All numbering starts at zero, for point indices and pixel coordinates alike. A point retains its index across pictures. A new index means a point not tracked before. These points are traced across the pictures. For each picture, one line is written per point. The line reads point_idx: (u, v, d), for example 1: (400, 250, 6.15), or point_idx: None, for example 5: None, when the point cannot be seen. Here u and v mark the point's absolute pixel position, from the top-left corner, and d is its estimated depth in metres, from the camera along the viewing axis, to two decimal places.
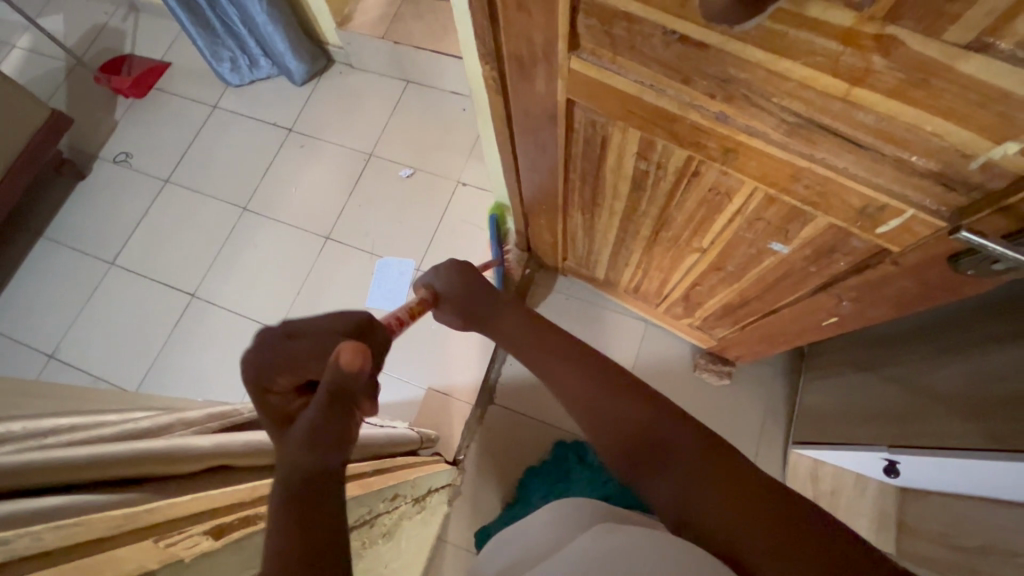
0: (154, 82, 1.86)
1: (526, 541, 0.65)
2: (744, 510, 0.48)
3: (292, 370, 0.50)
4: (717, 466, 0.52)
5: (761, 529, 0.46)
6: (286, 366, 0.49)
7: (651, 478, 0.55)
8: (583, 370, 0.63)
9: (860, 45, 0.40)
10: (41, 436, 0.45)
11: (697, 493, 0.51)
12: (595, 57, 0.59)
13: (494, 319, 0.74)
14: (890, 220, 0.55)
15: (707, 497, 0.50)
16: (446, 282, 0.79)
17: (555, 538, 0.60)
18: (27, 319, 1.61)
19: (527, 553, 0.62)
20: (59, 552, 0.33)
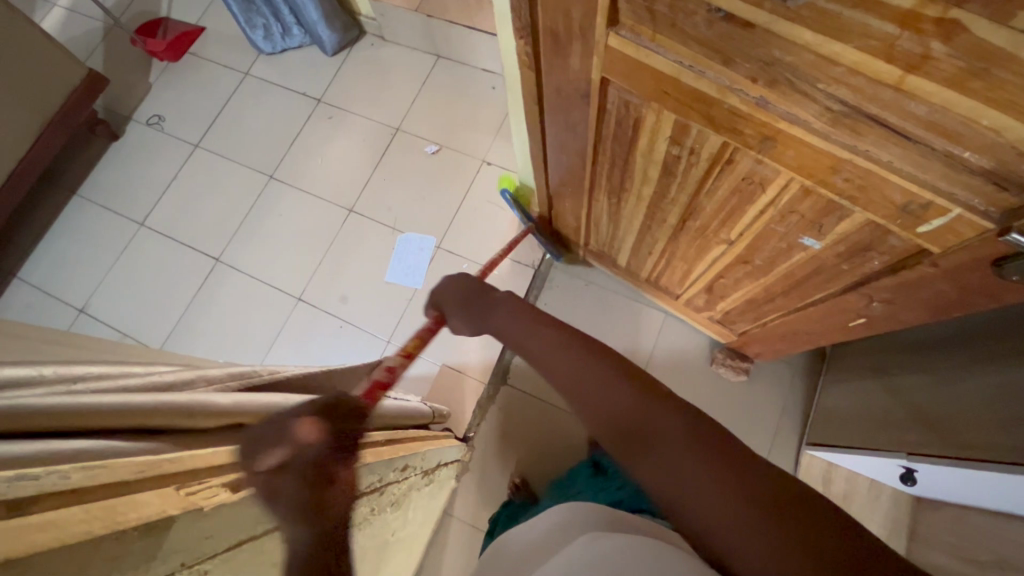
0: (189, 46, 1.88)
1: (536, 541, 0.66)
2: (741, 496, 0.45)
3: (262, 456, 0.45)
4: (705, 457, 0.48)
5: (763, 527, 0.43)
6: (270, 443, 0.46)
7: (640, 464, 0.50)
8: (572, 351, 0.61)
9: (919, 28, 0.38)
10: (70, 382, 0.47)
11: (687, 486, 0.47)
12: (633, 34, 0.57)
13: (491, 311, 0.75)
14: (932, 219, 0.53)
15: (701, 483, 0.46)
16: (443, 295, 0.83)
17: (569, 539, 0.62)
18: (60, 274, 1.67)
19: (538, 551, 0.63)
20: (86, 491, 0.34)
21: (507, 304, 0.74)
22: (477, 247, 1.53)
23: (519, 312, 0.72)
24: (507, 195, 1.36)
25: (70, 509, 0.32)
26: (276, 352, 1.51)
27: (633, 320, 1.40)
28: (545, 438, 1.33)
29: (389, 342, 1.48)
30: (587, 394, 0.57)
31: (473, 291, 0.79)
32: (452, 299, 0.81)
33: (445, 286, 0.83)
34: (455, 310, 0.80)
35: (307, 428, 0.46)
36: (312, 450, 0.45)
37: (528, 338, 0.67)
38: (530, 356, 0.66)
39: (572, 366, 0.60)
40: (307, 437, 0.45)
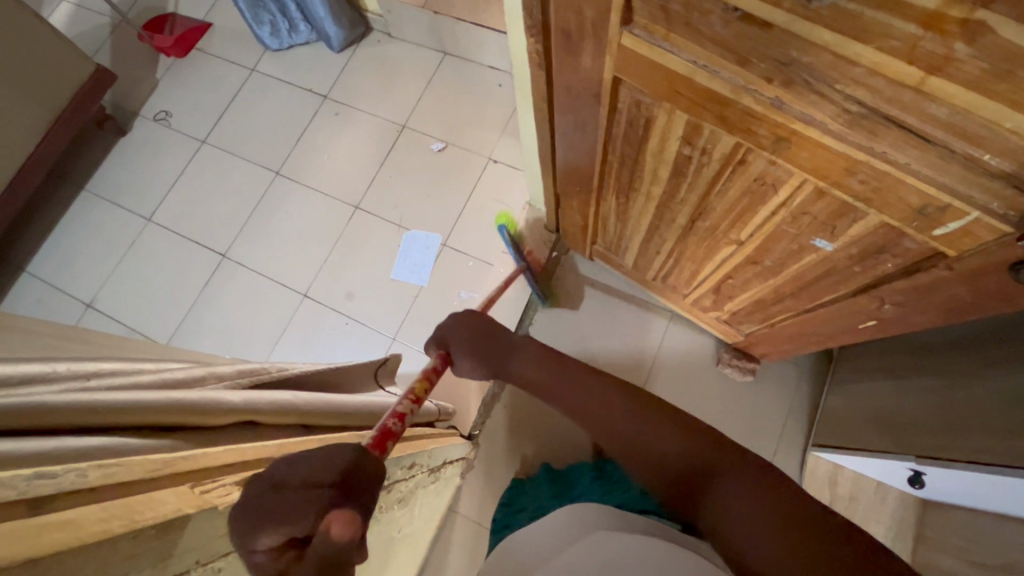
0: (197, 42, 1.88)
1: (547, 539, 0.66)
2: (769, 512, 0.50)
3: (274, 526, 0.39)
4: (734, 480, 0.54)
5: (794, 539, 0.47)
6: (269, 529, 0.39)
7: (687, 499, 0.57)
8: (598, 394, 0.68)
9: (943, 29, 0.38)
10: (84, 378, 0.47)
11: (723, 511, 0.52)
12: (647, 33, 0.57)
13: (510, 353, 0.80)
14: (949, 222, 0.52)
15: (733, 507, 0.52)
16: (451, 335, 0.85)
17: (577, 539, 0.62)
18: (68, 268, 1.68)
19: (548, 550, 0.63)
20: (103, 490, 0.34)
21: (530, 349, 0.80)
22: (483, 245, 1.52)
23: (545, 358, 0.78)
24: (502, 231, 1.37)
25: (87, 507, 0.32)
26: (282, 348, 1.51)
27: (639, 319, 1.40)
28: (551, 437, 1.33)
29: (395, 340, 1.48)
30: (625, 432, 0.63)
31: (488, 330, 0.83)
32: (460, 338, 0.84)
33: (454, 325, 0.86)
34: (466, 348, 0.83)
35: (334, 521, 0.37)
36: (326, 550, 0.37)
37: (560, 383, 0.73)
38: (561, 401, 0.73)
39: (607, 408, 0.67)
40: (331, 532, 0.37)
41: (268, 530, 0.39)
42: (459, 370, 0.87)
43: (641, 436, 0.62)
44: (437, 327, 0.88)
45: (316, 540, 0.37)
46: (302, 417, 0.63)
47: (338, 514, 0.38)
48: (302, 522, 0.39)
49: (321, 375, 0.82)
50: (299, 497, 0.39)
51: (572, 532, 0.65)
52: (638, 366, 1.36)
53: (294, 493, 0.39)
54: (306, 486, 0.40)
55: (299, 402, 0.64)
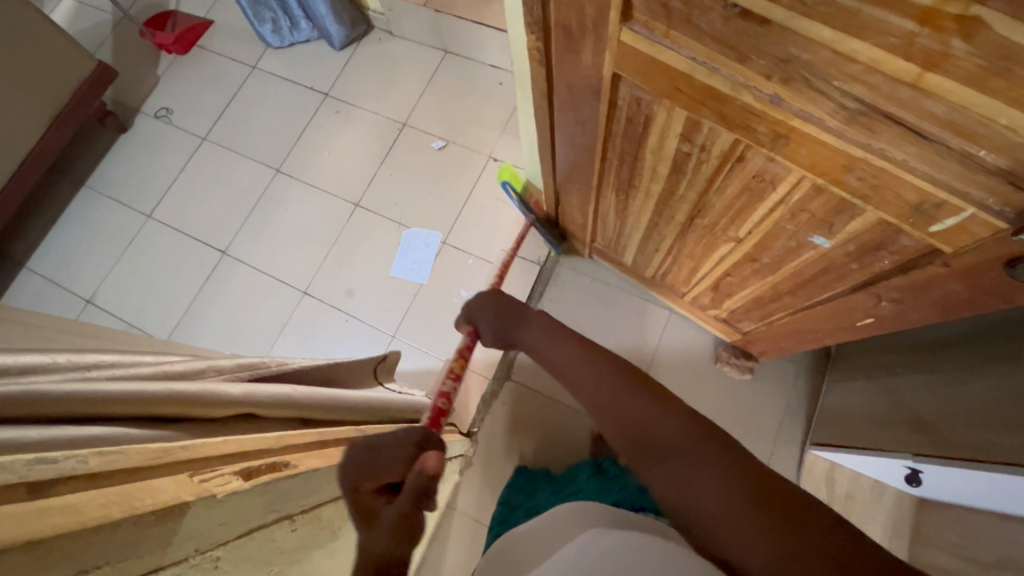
0: (198, 39, 1.88)
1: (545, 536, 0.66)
2: (739, 496, 0.48)
3: (374, 475, 0.57)
4: (708, 459, 0.51)
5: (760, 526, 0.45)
6: (371, 472, 0.57)
7: (654, 471, 0.55)
8: (596, 368, 0.68)
9: (939, 26, 0.38)
10: (85, 369, 0.48)
11: (692, 485, 0.51)
12: (647, 30, 0.57)
13: (523, 329, 0.82)
14: (946, 219, 0.53)
15: (703, 488, 0.50)
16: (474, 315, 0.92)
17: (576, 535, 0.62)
18: (68, 264, 1.68)
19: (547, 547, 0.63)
20: (104, 476, 0.34)
21: (541, 323, 0.81)
22: (482, 242, 1.53)
23: (552, 332, 0.79)
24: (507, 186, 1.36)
25: (88, 493, 0.32)
26: (282, 344, 1.51)
27: (638, 317, 1.40)
28: (550, 435, 1.33)
29: (394, 337, 1.48)
30: (614, 406, 0.62)
31: (506, 307, 0.87)
32: (485, 314, 0.89)
33: (477, 302, 0.92)
34: (488, 324, 0.88)
35: (429, 458, 0.57)
36: (422, 477, 0.56)
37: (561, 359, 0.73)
38: (560, 373, 0.73)
39: (595, 380, 0.66)
40: (425, 467, 0.57)
41: (370, 474, 0.57)
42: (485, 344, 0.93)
43: (626, 409, 0.61)
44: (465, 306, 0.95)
45: (417, 469, 0.56)
46: (302, 410, 0.64)
47: (434, 454, 0.58)
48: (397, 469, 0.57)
49: (320, 370, 0.82)
50: (394, 451, 0.58)
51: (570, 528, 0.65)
52: (636, 364, 1.36)
53: (389, 450, 0.58)
54: (398, 445, 0.58)
55: (299, 395, 0.64)
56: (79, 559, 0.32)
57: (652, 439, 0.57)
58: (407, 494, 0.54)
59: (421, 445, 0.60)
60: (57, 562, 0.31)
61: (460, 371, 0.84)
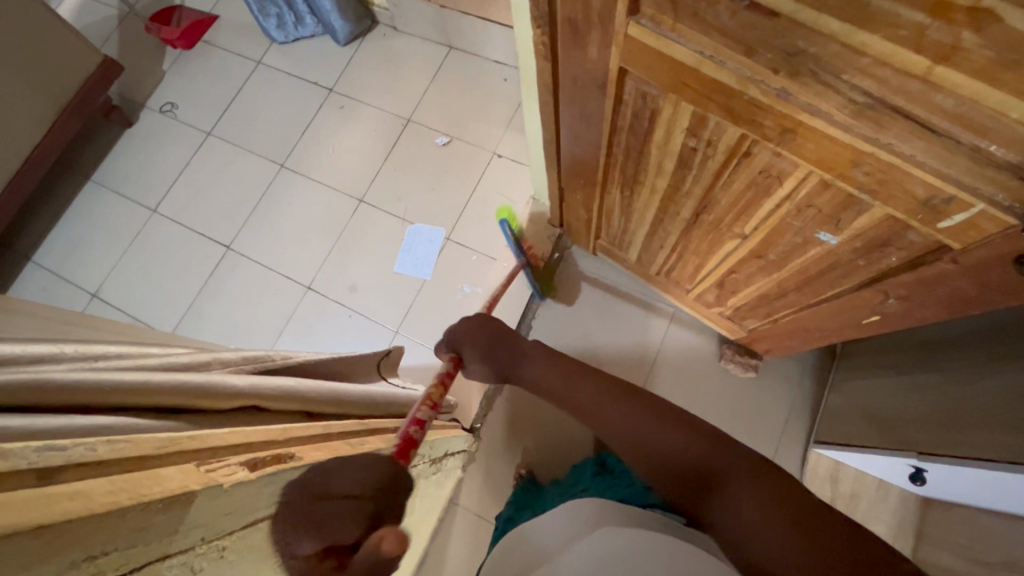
0: (203, 34, 1.88)
1: (549, 535, 0.65)
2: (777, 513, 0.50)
3: (316, 533, 0.47)
4: (748, 480, 0.54)
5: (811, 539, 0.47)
6: (312, 531, 0.47)
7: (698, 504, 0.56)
8: (612, 395, 0.69)
9: (951, 18, 0.38)
10: (91, 359, 0.48)
11: (724, 504, 0.53)
12: (654, 23, 0.56)
13: (523, 358, 0.82)
14: (955, 215, 0.52)
15: (746, 509, 0.51)
16: (463, 341, 0.87)
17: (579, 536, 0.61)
18: (74, 258, 1.69)
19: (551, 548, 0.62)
20: (113, 463, 0.35)
21: (542, 355, 0.82)
22: (486, 239, 1.53)
23: (555, 361, 0.79)
24: (504, 226, 1.31)
25: (98, 478, 0.33)
26: (287, 338, 1.52)
27: (642, 315, 1.40)
28: (552, 431, 1.33)
29: (398, 333, 1.48)
30: (635, 432, 0.63)
31: (499, 336, 0.85)
32: (473, 343, 0.86)
33: (463, 329, 0.88)
34: (477, 353, 0.85)
35: (387, 537, 0.47)
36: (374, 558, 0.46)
37: (568, 388, 0.74)
38: (572, 403, 0.73)
39: (607, 408, 0.68)
40: (382, 547, 0.46)
41: (310, 530, 0.47)
42: (471, 373, 0.89)
43: (645, 435, 0.62)
44: (447, 332, 0.90)
45: (368, 552, 0.46)
46: (305, 404, 0.64)
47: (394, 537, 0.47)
48: (348, 530, 0.48)
49: (324, 364, 0.82)
50: (346, 511, 0.49)
51: (574, 526, 0.65)
52: (640, 361, 1.36)
53: (342, 504, 0.49)
54: (350, 499, 0.50)
55: (303, 388, 0.64)
56: (83, 545, 0.30)
57: (678, 462, 0.59)
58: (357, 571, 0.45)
59: (379, 498, 0.52)
60: (63, 548, 0.29)
61: (439, 396, 0.76)
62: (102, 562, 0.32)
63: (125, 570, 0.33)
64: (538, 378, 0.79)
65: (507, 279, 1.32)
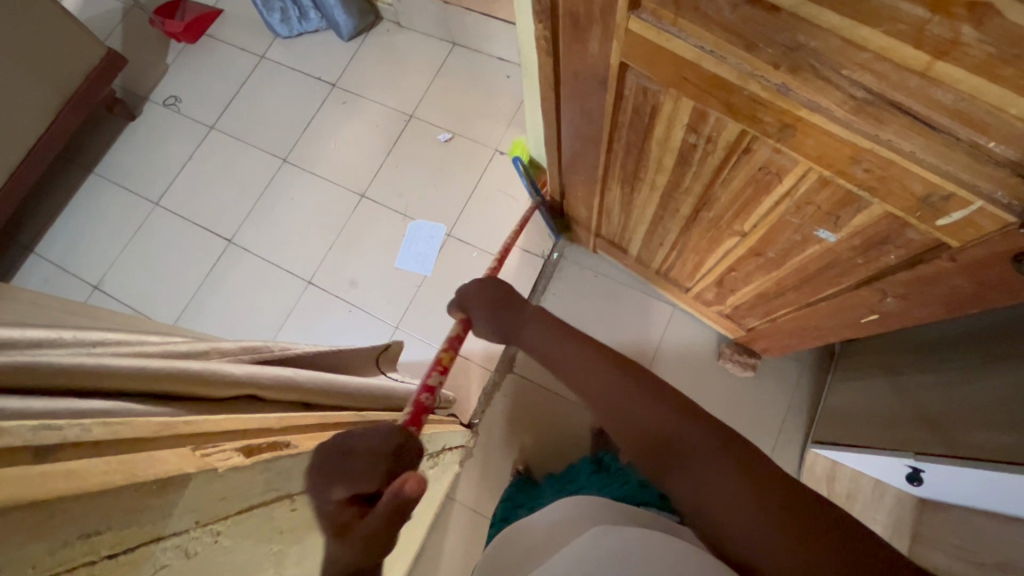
0: (207, 28, 1.88)
1: (542, 531, 0.65)
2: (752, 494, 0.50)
3: (345, 481, 0.51)
4: (726, 461, 0.53)
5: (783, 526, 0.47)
6: (341, 482, 0.51)
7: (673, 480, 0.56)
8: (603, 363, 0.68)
9: (951, 12, 0.38)
10: (88, 345, 0.48)
11: (709, 486, 0.52)
12: (655, 18, 0.56)
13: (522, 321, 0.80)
14: (954, 212, 0.52)
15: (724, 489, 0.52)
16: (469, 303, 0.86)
17: (571, 530, 0.61)
18: (76, 250, 1.69)
19: (543, 543, 0.62)
20: (108, 444, 0.35)
21: (539, 320, 0.79)
22: (487, 236, 1.53)
23: (552, 327, 0.77)
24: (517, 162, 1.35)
25: (90, 459, 0.33)
26: (287, 332, 1.52)
27: (641, 312, 1.40)
28: (550, 427, 1.33)
29: (398, 328, 1.48)
30: (622, 405, 0.63)
31: (502, 299, 0.83)
32: (480, 303, 0.84)
33: (473, 290, 0.86)
34: (482, 313, 0.83)
35: (408, 480, 0.49)
36: (398, 497, 0.49)
37: (567, 356, 0.72)
38: (564, 371, 0.72)
39: (596, 377, 0.67)
40: (404, 488, 0.49)
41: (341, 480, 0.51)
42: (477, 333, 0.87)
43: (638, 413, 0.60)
44: (457, 292, 0.89)
45: (393, 491, 0.49)
46: (303, 394, 0.64)
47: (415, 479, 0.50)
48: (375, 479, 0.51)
49: (322, 355, 0.82)
50: (374, 458, 0.52)
51: (567, 519, 0.65)
52: (638, 360, 1.36)
53: (366, 458, 0.52)
54: (376, 452, 0.53)
55: (300, 377, 0.64)
56: (76, 524, 0.31)
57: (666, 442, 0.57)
58: (382, 512, 0.48)
59: (396, 458, 0.54)
60: (55, 527, 0.30)
61: (449, 363, 0.76)
62: (96, 541, 0.32)
63: (122, 549, 0.34)
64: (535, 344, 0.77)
65: (522, 224, 1.33)
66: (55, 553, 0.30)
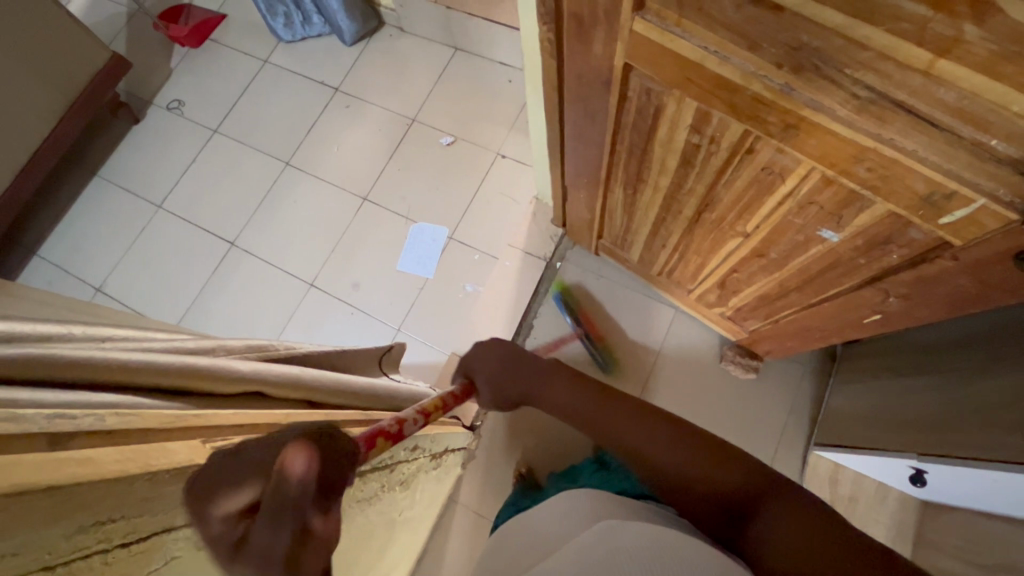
0: (211, 33, 1.90)
1: (545, 521, 0.66)
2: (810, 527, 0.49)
3: (229, 486, 0.34)
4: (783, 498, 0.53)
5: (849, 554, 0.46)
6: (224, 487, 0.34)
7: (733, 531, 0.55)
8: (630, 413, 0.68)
9: (952, 10, 0.38)
10: (98, 340, 0.49)
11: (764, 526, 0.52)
12: (659, 19, 0.57)
13: (540, 378, 0.82)
14: (956, 210, 0.53)
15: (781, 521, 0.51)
16: (476, 366, 0.90)
17: (572, 521, 0.62)
18: (79, 252, 1.70)
19: (545, 533, 0.63)
20: (120, 434, 0.35)
21: (559, 373, 0.81)
22: (489, 239, 1.53)
23: (571, 382, 0.79)
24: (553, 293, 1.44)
25: (106, 447, 0.33)
26: (290, 333, 1.53)
27: (642, 317, 1.40)
28: (552, 431, 1.33)
29: (400, 330, 1.49)
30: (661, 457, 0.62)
31: (511, 357, 0.87)
32: (486, 366, 0.88)
33: (479, 355, 0.90)
34: (490, 376, 0.88)
35: (287, 460, 0.32)
36: (280, 486, 0.32)
37: (591, 410, 0.72)
38: (592, 427, 0.71)
39: (627, 429, 0.67)
40: (286, 470, 0.32)
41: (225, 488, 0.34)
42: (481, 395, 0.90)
43: (672, 461, 0.62)
44: (465, 357, 0.93)
45: (273, 481, 0.32)
46: (307, 392, 0.64)
47: (300, 454, 0.33)
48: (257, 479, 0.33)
49: (327, 356, 0.83)
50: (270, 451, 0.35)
51: (570, 510, 0.66)
52: (640, 363, 1.36)
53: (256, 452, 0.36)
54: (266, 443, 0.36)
55: (305, 376, 0.65)
56: (91, 512, 0.32)
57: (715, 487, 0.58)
58: (268, 522, 0.31)
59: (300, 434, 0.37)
60: (70, 512, 0.31)
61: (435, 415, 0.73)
62: (109, 530, 0.33)
63: (135, 539, 0.35)
64: (552, 399, 0.79)
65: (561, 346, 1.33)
66: (69, 539, 0.31)
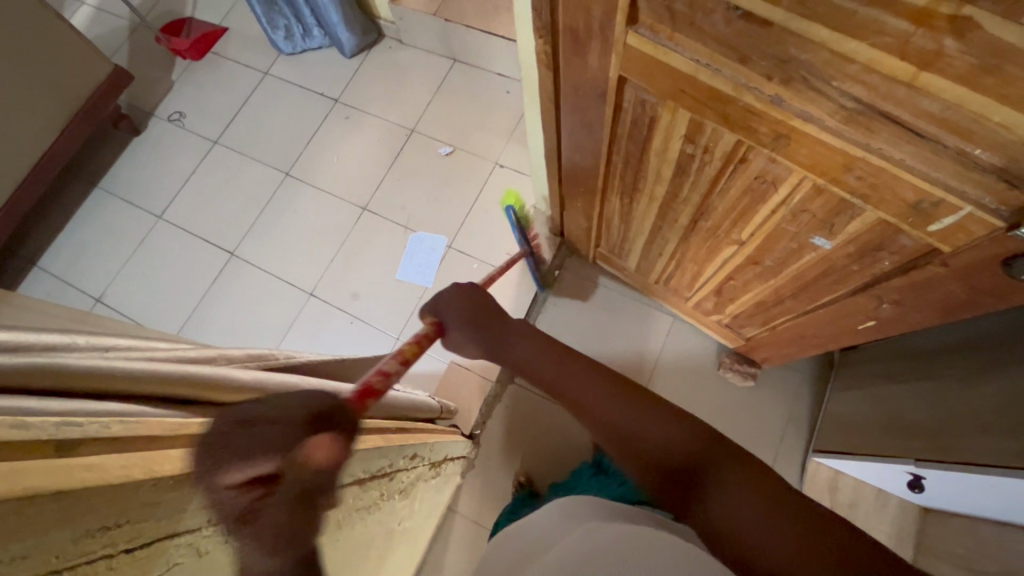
0: (212, 46, 1.92)
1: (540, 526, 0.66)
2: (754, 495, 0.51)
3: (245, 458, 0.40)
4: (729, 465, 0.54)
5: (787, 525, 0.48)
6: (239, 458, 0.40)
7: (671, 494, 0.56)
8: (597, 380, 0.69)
9: (933, 25, 0.40)
10: (103, 350, 0.49)
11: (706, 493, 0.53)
12: (652, 33, 0.58)
13: (515, 338, 0.82)
14: (943, 218, 0.54)
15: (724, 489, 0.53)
16: (445, 311, 0.84)
17: (567, 525, 0.62)
18: (79, 262, 1.70)
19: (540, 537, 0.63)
20: (125, 441, 0.37)
21: (532, 335, 0.81)
22: (487, 248, 1.54)
23: (543, 346, 0.79)
24: (511, 212, 1.31)
25: (110, 453, 0.35)
26: (289, 342, 1.53)
27: (640, 324, 1.41)
28: (549, 439, 1.33)
29: (399, 339, 1.49)
30: (620, 421, 0.63)
31: (484, 311, 0.83)
32: (457, 315, 0.83)
33: (450, 297, 0.85)
34: (460, 325, 0.83)
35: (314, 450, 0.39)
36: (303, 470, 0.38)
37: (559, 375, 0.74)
38: (559, 391, 0.72)
39: (594, 395, 0.67)
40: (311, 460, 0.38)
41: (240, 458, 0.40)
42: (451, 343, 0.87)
43: (630, 423, 0.62)
44: (433, 296, 0.87)
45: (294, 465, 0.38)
46: None
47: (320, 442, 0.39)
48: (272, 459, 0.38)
49: (326, 364, 0.83)
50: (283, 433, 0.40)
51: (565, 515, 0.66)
52: (638, 370, 1.36)
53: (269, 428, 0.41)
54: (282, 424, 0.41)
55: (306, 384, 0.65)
56: (98, 516, 0.34)
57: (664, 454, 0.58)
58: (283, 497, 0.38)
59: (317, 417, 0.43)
60: (78, 516, 0.33)
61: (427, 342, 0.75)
62: (113, 534, 0.36)
63: (138, 544, 0.37)
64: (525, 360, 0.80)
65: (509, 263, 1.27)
66: (77, 542, 0.33)
